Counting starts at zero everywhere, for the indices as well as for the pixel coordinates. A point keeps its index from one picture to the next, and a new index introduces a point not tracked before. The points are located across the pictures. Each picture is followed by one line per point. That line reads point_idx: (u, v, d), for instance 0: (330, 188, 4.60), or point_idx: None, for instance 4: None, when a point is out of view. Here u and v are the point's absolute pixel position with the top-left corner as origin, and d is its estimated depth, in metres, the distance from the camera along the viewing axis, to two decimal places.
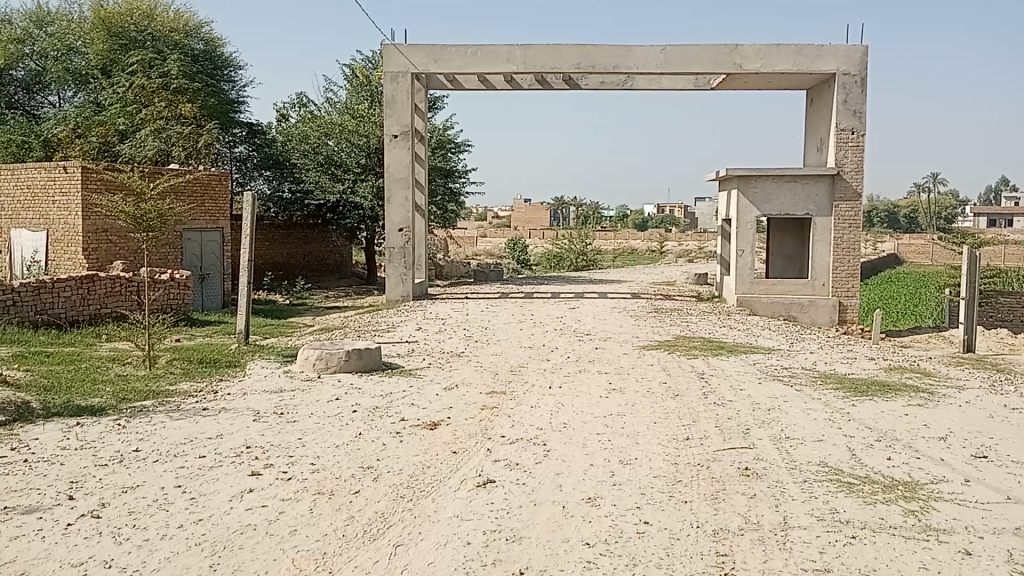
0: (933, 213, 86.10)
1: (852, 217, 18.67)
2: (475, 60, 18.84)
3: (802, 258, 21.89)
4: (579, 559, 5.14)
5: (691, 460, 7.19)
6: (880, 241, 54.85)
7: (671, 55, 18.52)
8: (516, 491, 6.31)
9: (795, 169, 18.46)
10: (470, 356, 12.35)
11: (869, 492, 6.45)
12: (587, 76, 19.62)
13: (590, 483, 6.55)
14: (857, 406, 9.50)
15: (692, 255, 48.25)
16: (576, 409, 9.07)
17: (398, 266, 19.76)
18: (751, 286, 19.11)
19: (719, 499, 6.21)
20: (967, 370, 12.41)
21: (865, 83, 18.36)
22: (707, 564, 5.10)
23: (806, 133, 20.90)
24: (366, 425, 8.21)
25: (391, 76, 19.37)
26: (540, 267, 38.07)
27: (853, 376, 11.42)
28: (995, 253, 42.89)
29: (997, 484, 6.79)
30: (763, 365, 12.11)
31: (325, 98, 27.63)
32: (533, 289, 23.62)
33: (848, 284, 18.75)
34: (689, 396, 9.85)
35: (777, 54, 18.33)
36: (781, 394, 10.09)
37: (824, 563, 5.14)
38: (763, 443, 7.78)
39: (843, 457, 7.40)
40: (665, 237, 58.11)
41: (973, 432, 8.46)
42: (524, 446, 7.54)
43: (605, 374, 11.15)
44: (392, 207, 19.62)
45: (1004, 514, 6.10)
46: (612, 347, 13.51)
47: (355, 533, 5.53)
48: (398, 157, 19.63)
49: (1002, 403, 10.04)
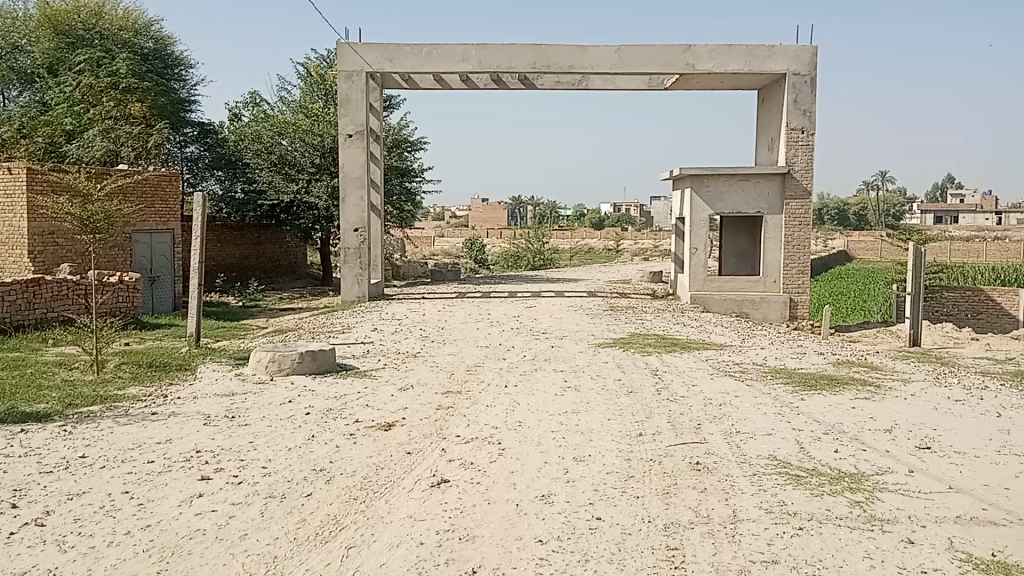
0: (882, 211, 88.04)
1: (802, 215, 18.96)
2: (430, 59, 18.77)
3: (754, 255, 22.27)
4: (531, 556, 5.16)
5: (644, 456, 7.27)
6: (831, 239, 55.91)
7: (625, 55, 18.66)
8: (470, 490, 6.31)
9: (747, 168, 18.72)
10: (426, 356, 12.30)
11: (817, 484, 6.57)
12: (543, 76, 19.73)
13: (544, 480, 6.58)
14: (806, 400, 9.68)
15: (649, 253, 48.64)
16: (532, 407, 9.10)
17: (353, 266, 19.63)
18: (704, 284, 19.41)
19: (670, 494, 6.27)
20: (914, 364, 12.67)
21: (814, 83, 18.64)
22: (658, 558, 5.15)
23: (758, 132, 21.16)
24: (319, 427, 8.13)
25: (345, 74, 19.21)
26: (499, 267, 38.12)
27: (802, 370, 11.63)
28: (940, 249, 44.07)
29: (939, 474, 6.97)
30: (716, 361, 12.25)
31: (279, 98, 27.43)
32: (491, 288, 23.64)
33: (798, 281, 19.06)
34: (643, 392, 9.94)
35: (730, 54, 18.56)
36: (733, 389, 10.23)
37: (772, 554, 5.23)
38: (714, 438, 7.89)
39: (791, 450, 7.52)
40: (621, 236, 58.58)
41: (918, 423, 8.67)
42: (480, 445, 7.55)
43: (560, 373, 11.17)
44: (347, 206, 19.49)
45: (946, 503, 6.27)
46: (568, 346, 13.55)
47: (307, 536, 5.49)
48: (353, 157, 19.48)
49: (946, 395, 10.30)
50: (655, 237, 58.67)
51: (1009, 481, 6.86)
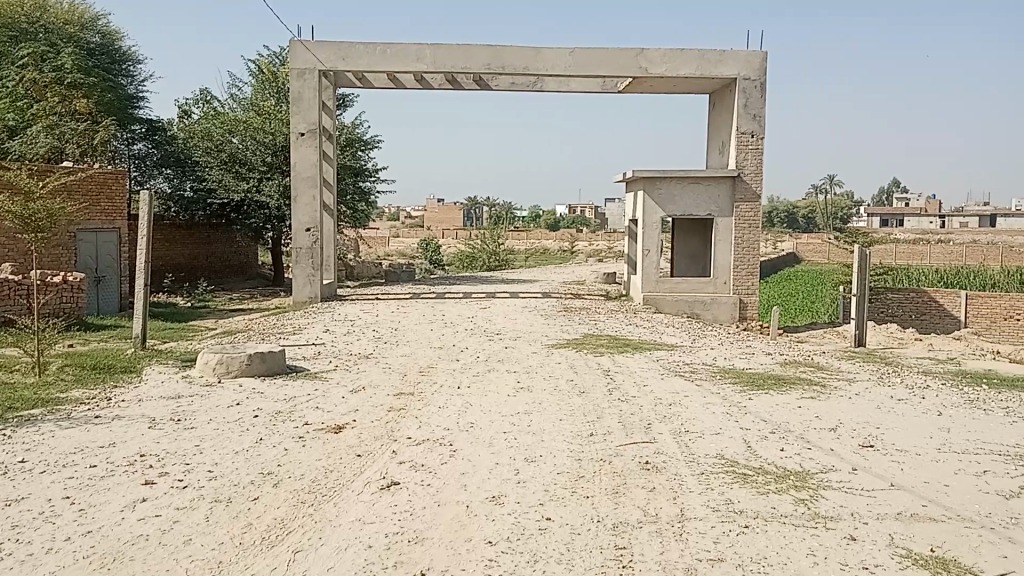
0: (830, 214, 89.86)
1: (752, 218, 19.24)
2: (384, 58, 18.65)
3: (706, 257, 22.56)
4: (481, 558, 5.15)
5: (594, 455, 7.32)
6: (781, 241, 56.90)
7: (579, 57, 18.75)
8: (420, 493, 6.27)
9: (698, 171, 18.94)
10: (378, 357, 12.22)
11: (763, 482, 6.68)
12: (498, 77, 19.77)
13: (495, 482, 6.57)
14: (753, 400, 9.83)
15: (603, 254, 48.97)
16: (484, 408, 9.09)
17: (305, 266, 19.41)
18: (656, 285, 19.61)
19: (619, 494, 6.32)
20: (858, 364, 12.96)
21: (764, 88, 18.91)
22: (606, 558, 5.18)
23: (709, 134, 21.42)
24: (267, 430, 8.01)
25: (297, 72, 19.00)
26: (453, 268, 38.02)
27: (750, 370, 11.81)
28: (886, 252, 45.13)
29: (882, 471, 7.13)
30: (667, 361, 12.38)
31: (230, 95, 27.03)
32: (446, 289, 23.58)
33: (748, 282, 19.34)
34: (594, 393, 10.00)
35: (682, 58, 18.76)
36: (682, 389, 10.35)
37: (718, 552, 5.30)
38: (664, 438, 7.97)
39: (739, 449, 7.63)
40: (576, 237, 58.87)
41: (862, 422, 8.87)
42: (431, 447, 7.52)
43: (513, 373, 11.19)
44: (300, 206, 19.27)
45: (888, 500, 6.42)
46: (521, 346, 13.58)
47: (253, 540, 5.41)
48: (305, 156, 19.27)
49: (889, 394, 10.55)
50: (609, 238, 59.06)
51: (949, 478, 7.05)
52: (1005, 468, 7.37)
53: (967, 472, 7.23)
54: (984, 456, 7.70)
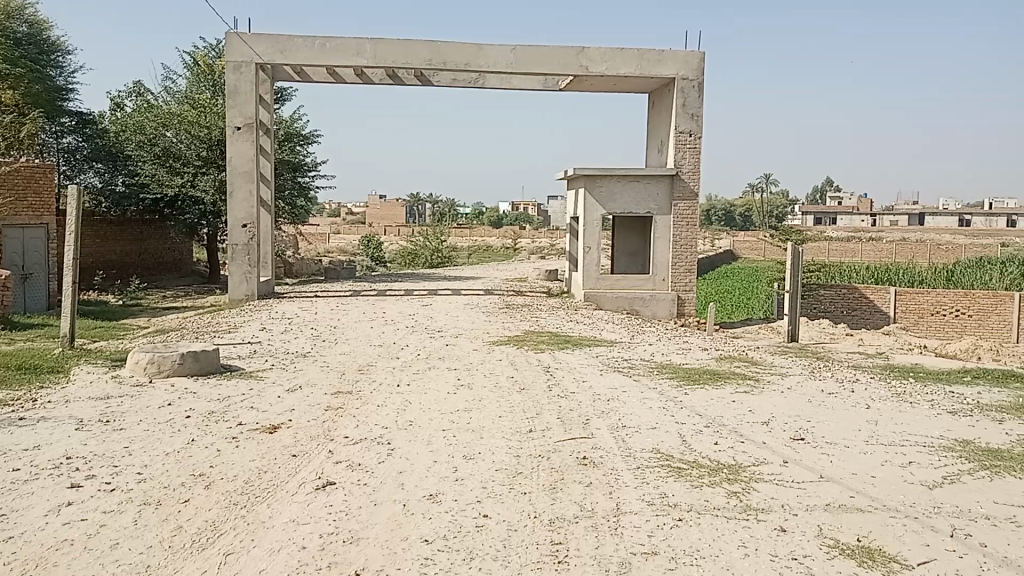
0: (767, 211, 91.76)
1: (689, 215, 19.52)
2: (323, 52, 18.42)
3: (645, 254, 22.83)
4: (416, 556, 5.13)
5: (533, 452, 7.35)
6: (719, 238, 57.90)
7: (520, 55, 18.78)
8: (355, 492, 6.22)
9: (638, 169, 19.15)
10: (316, 356, 12.06)
11: (696, 475, 6.80)
12: (439, 73, 19.71)
13: (432, 480, 6.55)
14: (689, 394, 9.98)
15: (545, 252, 49.13)
16: (423, 406, 9.05)
17: (241, 263, 19.06)
18: (597, 281, 19.77)
19: (556, 489, 6.36)
20: (791, 359, 13.27)
21: (702, 88, 19.20)
22: (543, 553, 5.21)
23: (648, 133, 21.67)
24: (200, 431, 7.85)
25: (233, 65, 18.64)
26: (395, 265, 37.76)
27: (687, 366, 11.99)
28: (819, 249, 46.30)
29: (812, 464, 7.31)
30: (606, 357, 12.50)
31: (164, 87, 26.43)
32: (386, 286, 23.42)
33: (686, 279, 19.63)
34: (534, 389, 10.04)
35: (621, 57, 18.94)
36: (621, 384, 10.46)
37: (652, 546, 5.37)
38: (602, 433, 8.05)
39: (674, 443, 7.75)
40: (519, 234, 59.00)
41: (793, 415, 9.08)
42: (368, 446, 7.46)
43: (453, 371, 11.16)
44: (236, 202, 18.91)
45: (817, 492, 6.59)
46: (462, 344, 13.57)
47: (183, 543, 5.30)
48: (241, 151, 18.90)
49: (820, 388, 10.84)
50: (551, 236, 59.33)
51: (876, 469, 7.27)
52: (929, 459, 7.63)
53: (894, 463, 7.46)
54: (909, 448, 7.97)
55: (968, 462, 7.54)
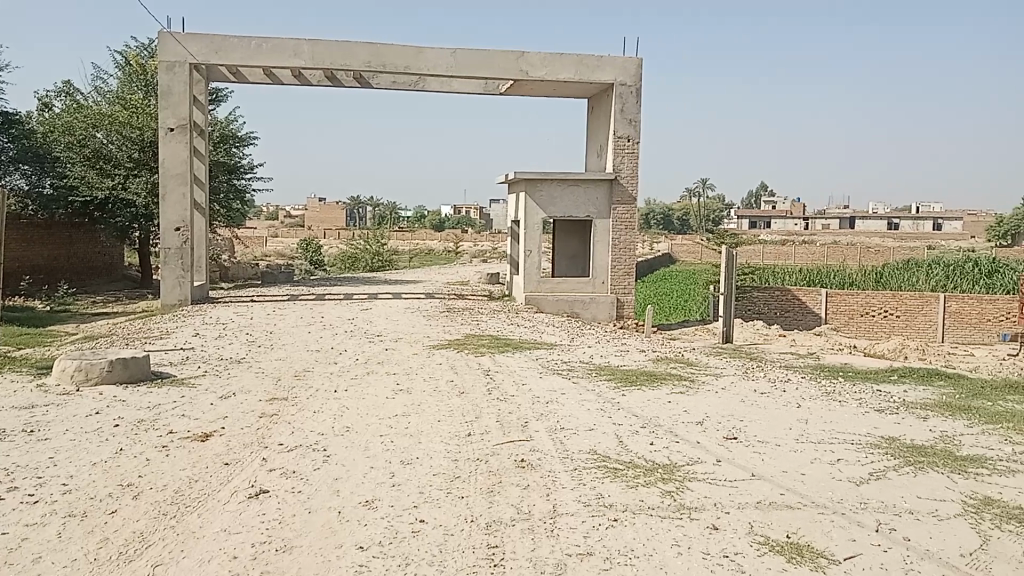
0: (704, 215, 93.42)
1: (628, 219, 19.76)
2: (259, 53, 18.14)
3: (585, 257, 23.02)
4: (350, 564, 5.09)
5: (471, 455, 7.35)
6: (658, 241, 58.72)
7: (460, 58, 18.78)
8: (290, 500, 6.14)
9: (577, 173, 19.31)
10: (251, 362, 11.86)
11: (632, 476, 6.89)
12: (379, 75, 19.59)
13: (369, 486, 6.51)
14: (626, 396, 10.10)
15: (486, 256, 49.20)
16: (361, 412, 8.98)
17: (174, 267, 18.64)
18: (537, 285, 19.88)
19: (494, 492, 6.37)
20: (726, 359, 13.54)
21: (639, 93, 19.45)
22: (479, 557, 5.22)
23: (587, 138, 21.87)
24: (128, 440, 7.65)
25: (166, 66, 18.24)
26: (334, 269, 37.38)
27: (624, 367, 12.14)
28: (753, 253, 47.32)
29: (744, 462, 7.46)
30: (546, 360, 12.57)
31: (94, 87, 25.69)
32: (325, 290, 23.16)
33: (625, 282, 19.87)
34: (473, 393, 10.05)
35: (561, 62, 19.08)
36: (559, 386, 10.54)
37: (588, 546, 5.43)
38: (540, 435, 8.09)
39: (611, 444, 7.84)
40: (460, 238, 58.93)
41: (726, 415, 9.26)
42: (303, 452, 7.37)
43: (392, 375, 11.10)
44: (169, 204, 18.49)
45: (748, 489, 6.73)
46: (401, 348, 13.50)
47: (110, 556, 5.16)
48: (174, 152, 18.49)
49: (753, 387, 11.09)
50: (493, 240, 59.38)
51: (805, 467, 7.46)
52: (856, 456, 7.86)
53: (823, 461, 7.67)
54: (838, 445, 8.20)
55: (893, 459, 7.79)
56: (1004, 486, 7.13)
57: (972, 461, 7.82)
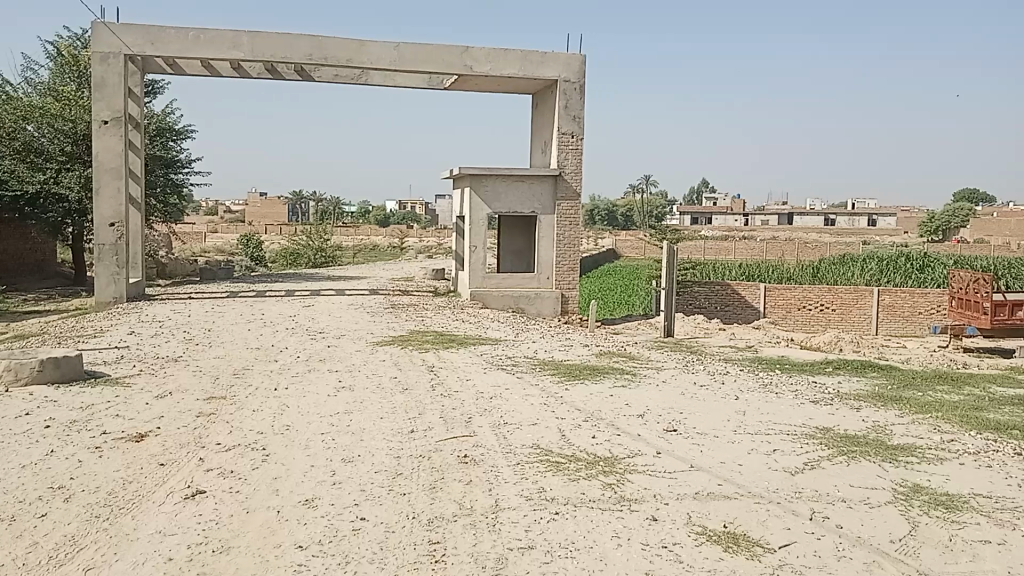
0: (647, 211, 94.46)
1: (572, 215, 19.88)
2: (197, 44, 17.75)
3: (530, 253, 23.09)
4: (290, 563, 5.04)
5: (413, 452, 7.33)
6: (602, 237, 59.22)
7: (404, 52, 18.64)
8: (227, 500, 6.04)
9: (521, 169, 19.34)
10: (189, 360, 11.63)
11: (574, 469, 6.95)
12: (321, 68, 19.34)
13: (309, 484, 6.44)
14: (570, 390, 10.17)
15: (432, 251, 49.04)
16: (301, 410, 8.87)
17: (109, 264, 18.15)
18: (482, 280, 19.88)
19: (436, 489, 6.37)
20: (667, 353, 13.74)
21: (583, 90, 19.56)
22: (420, 554, 5.21)
23: (532, 134, 21.91)
24: (59, 441, 7.44)
25: (100, 56, 17.75)
26: (276, 265, 36.83)
27: (568, 362, 12.22)
28: (695, 248, 48.08)
29: (683, 454, 7.58)
30: (490, 355, 12.59)
31: (24, 78, 24.92)
32: (266, 287, 22.81)
33: (569, 277, 19.99)
34: (417, 389, 10.01)
35: (505, 58, 19.08)
36: (503, 382, 10.57)
37: (529, 540, 5.46)
38: (483, 431, 8.11)
39: (553, 438, 7.89)
40: (405, 233, 58.62)
41: (667, 408, 9.40)
42: (241, 452, 7.26)
43: (334, 373, 11.00)
44: (103, 199, 18.00)
45: (687, 480, 6.84)
46: (344, 344, 13.38)
47: (39, 560, 5.02)
48: (109, 146, 18.00)
49: (693, 380, 11.28)
50: (438, 235, 59.20)
51: (742, 458, 7.61)
52: (791, 446, 8.05)
53: (760, 451, 7.83)
54: (774, 436, 8.39)
55: (827, 449, 8.00)
56: (932, 474, 7.37)
57: (902, 450, 8.07)
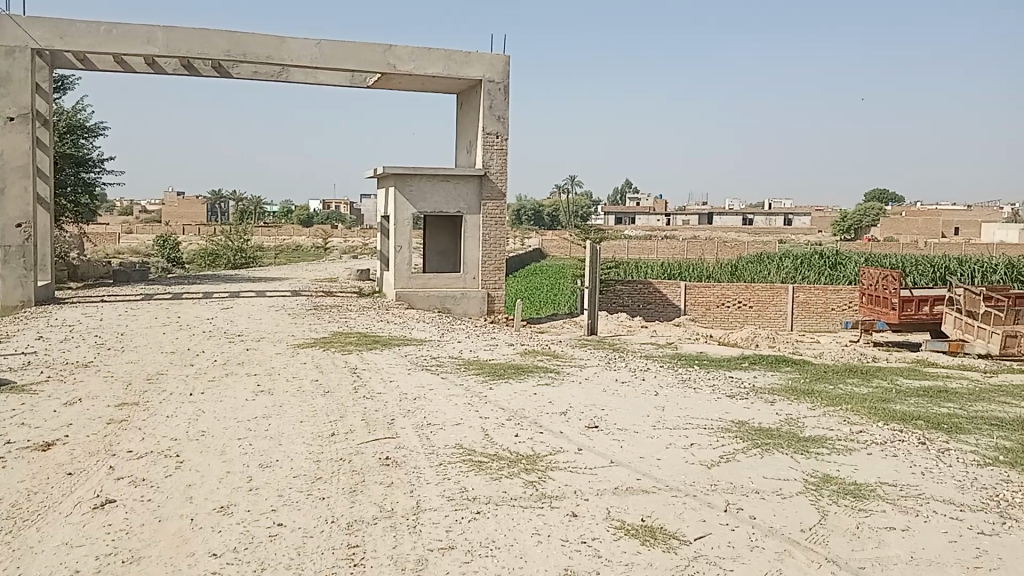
0: (572, 210, 95.42)
1: (497, 215, 19.92)
2: (109, 39, 17.19)
3: (455, 252, 23.06)
4: (203, 572, 4.93)
5: (332, 455, 7.25)
6: (528, 237, 59.60)
7: (325, 49, 18.40)
8: (139, 509, 5.88)
9: (446, 169, 19.30)
10: (100, 365, 11.24)
11: (495, 468, 6.98)
12: (239, 65, 18.93)
13: (225, 491, 6.31)
14: (494, 389, 10.22)
15: (356, 251, 48.55)
16: (218, 415, 8.69)
17: (15, 266, 17.43)
18: (407, 281, 19.79)
19: (356, 492, 6.32)
20: (590, 351, 13.94)
21: (507, 90, 19.61)
22: (338, 558, 5.17)
23: (457, 133, 21.88)
24: None
25: (4, 50, 17.02)
26: (194, 266, 35.88)
27: (492, 361, 12.28)
28: (618, 247, 48.83)
29: (604, 450, 7.70)
30: (414, 356, 12.54)
31: None
32: (184, 289, 22.20)
33: (495, 277, 20.04)
34: (339, 391, 9.91)
35: (428, 57, 19.01)
36: (427, 382, 10.55)
37: (449, 541, 5.46)
38: (406, 432, 8.07)
39: (476, 438, 7.91)
40: (329, 233, 57.86)
41: (589, 405, 9.53)
42: (155, 459, 7.07)
43: (253, 376, 10.79)
44: (8, 199, 17.26)
45: (607, 476, 6.96)
46: (264, 347, 13.15)
47: None
48: (14, 143, 17.27)
49: (615, 377, 11.47)
50: (363, 235, 58.63)
51: (661, 452, 7.77)
52: (708, 440, 8.26)
53: (677, 446, 8.01)
54: (692, 430, 8.59)
55: (742, 442, 8.23)
56: (841, 464, 7.66)
57: (814, 442, 8.36)
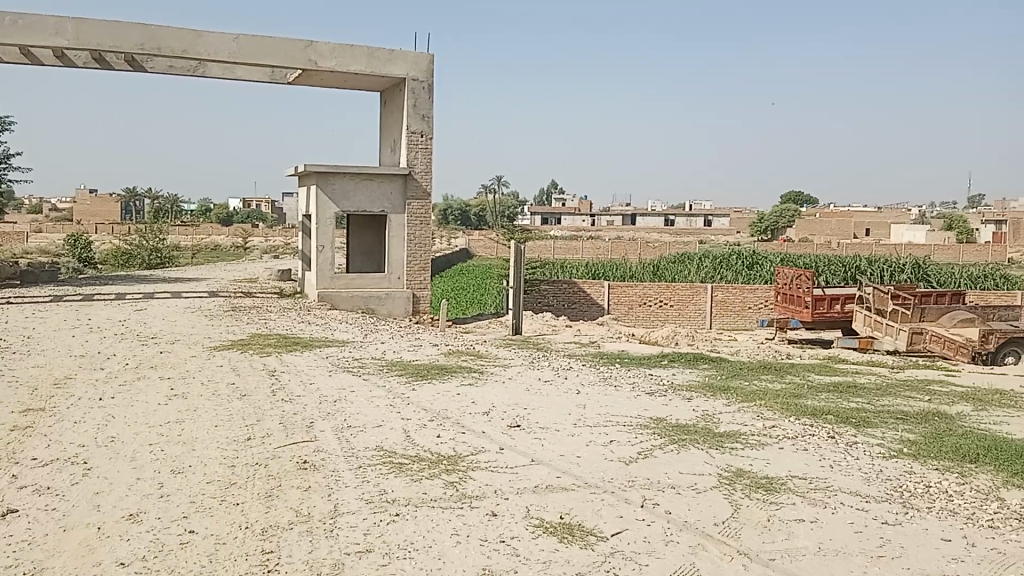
0: (499, 210, 95.69)
1: (422, 214, 19.84)
2: (14, 29, 16.52)
3: (380, 252, 22.87)
4: None
5: (248, 460, 7.12)
6: (455, 237, 59.53)
7: (244, 45, 18.04)
8: (42, 519, 5.67)
9: (370, 168, 19.13)
10: (2, 370, 10.78)
11: (416, 469, 6.97)
12: (154, 59, 18.39)
13: (134, 498, 6.15)
14: (416, 390, 10.19)
15: (279, 251, 47.67)
16: (130, 420, 8.44)
17: None
18: (331, 281, 19.55)
19: (272, 497, 6.23)
20: (514, 350, 14.02)
21: (431, 89, 19.51)
22: (252, 564, 5.09)
23: (381, 131, 21.70)
24: None
25: None
26: (107, 267, 34.67)
27: (415, 362, 12.24)
28: (544, 248, 49.19)
29: (524, 449, 7.78)
30: (335, 357, 12.40)
31: None
32: (96, 290, 21.45)
33: (420, 277, 19.96)
34: (257, 395, 9.73)
35: (350, 54, 18.80)
36: (348, 384, 10.45)
37: (367, 544, 5.44)
38: (326, 435, 7.99)
39: (397, 439, 7.88)
40: (251, 233, 56.67)
41: (511, 404, 9.59)
42: (61, 467, 6.83)
43: (167, 380, 10.51)
44: None
45: (527, 475, 7.03)
46: (179, 350, 12.81)
47: None
48: None
49: (538, 376, 11.57)
50: (286, 235, 57.62)
51: (581, 450, 7.88)
52: (627, 437, 8.42)
53: (597, 443, 8.13)
54: (611, 428, 8.73)
55: (660, 438, 8.41)
56: (753, 458, 7.90)
57: (728, 437, 8.60)
